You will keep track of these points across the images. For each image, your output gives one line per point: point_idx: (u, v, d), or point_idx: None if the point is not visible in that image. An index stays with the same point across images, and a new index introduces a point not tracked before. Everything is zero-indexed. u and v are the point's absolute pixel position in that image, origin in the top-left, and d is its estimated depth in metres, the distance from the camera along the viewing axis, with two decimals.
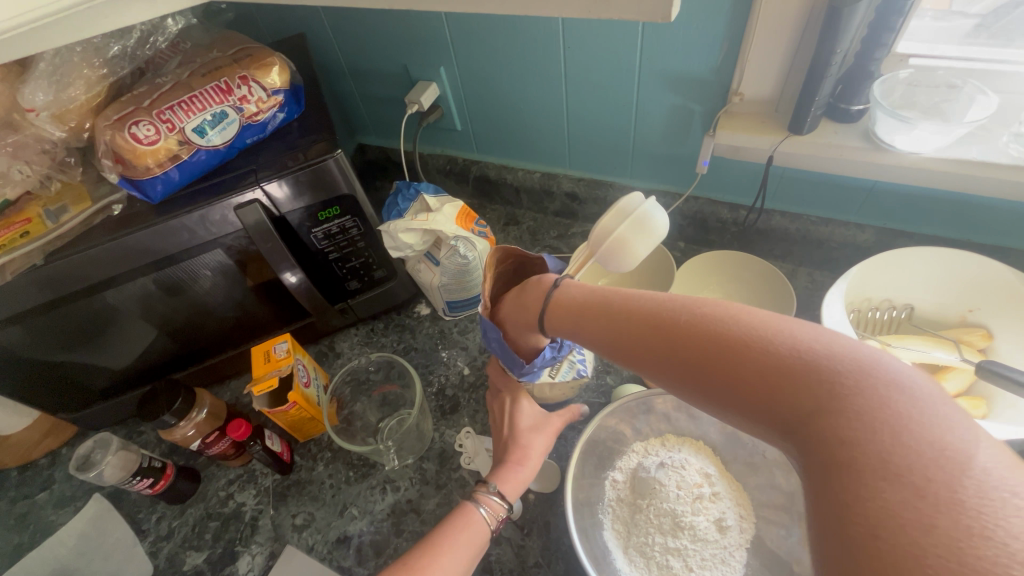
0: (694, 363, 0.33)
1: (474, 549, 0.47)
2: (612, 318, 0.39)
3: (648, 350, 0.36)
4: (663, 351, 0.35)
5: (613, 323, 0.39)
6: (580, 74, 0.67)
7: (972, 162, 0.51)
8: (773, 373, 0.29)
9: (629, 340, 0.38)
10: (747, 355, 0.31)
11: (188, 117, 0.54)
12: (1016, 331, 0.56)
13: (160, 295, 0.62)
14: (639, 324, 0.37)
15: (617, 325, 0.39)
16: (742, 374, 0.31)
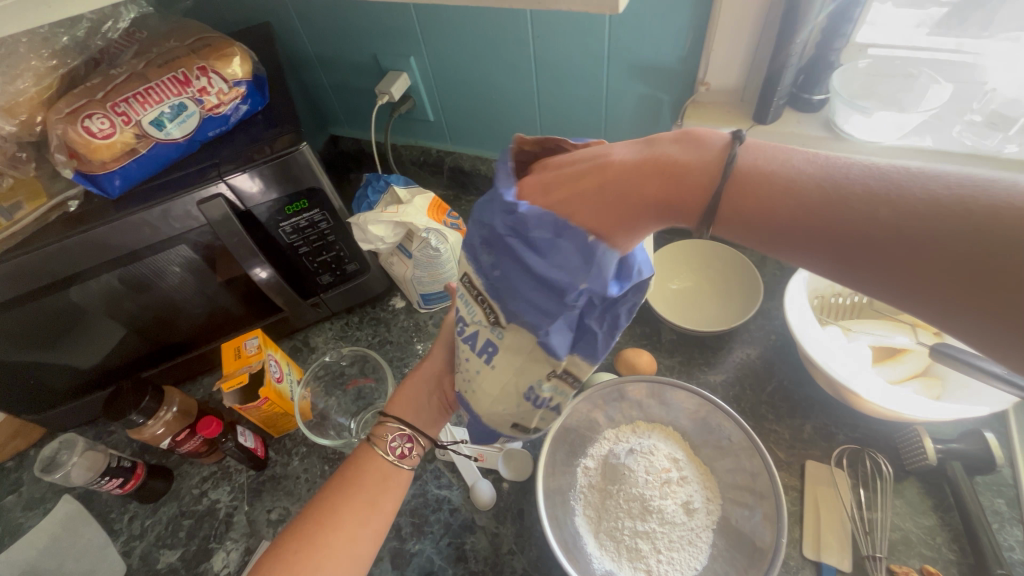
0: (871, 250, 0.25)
1: (388, 482, 0.50)
2: (785, 197, 0.27)
3: (818, 229, 0.26)
4: (855, 234, 0.25)
5: (774, 205, 0.27)
6: (550, 64, 0.67)
7: (926, 151, 0.52)
8: (983, 240, 0.23)
9: (805, 223, 0.27)
10: (972, 222, 0.23)
11: (144, 109, 0.53)
12: None
13: (124, 292, 0.61)
14: (819, 199, 0.26)
15: (787, 209, 0.27)
16: (968, 248, 0.23)
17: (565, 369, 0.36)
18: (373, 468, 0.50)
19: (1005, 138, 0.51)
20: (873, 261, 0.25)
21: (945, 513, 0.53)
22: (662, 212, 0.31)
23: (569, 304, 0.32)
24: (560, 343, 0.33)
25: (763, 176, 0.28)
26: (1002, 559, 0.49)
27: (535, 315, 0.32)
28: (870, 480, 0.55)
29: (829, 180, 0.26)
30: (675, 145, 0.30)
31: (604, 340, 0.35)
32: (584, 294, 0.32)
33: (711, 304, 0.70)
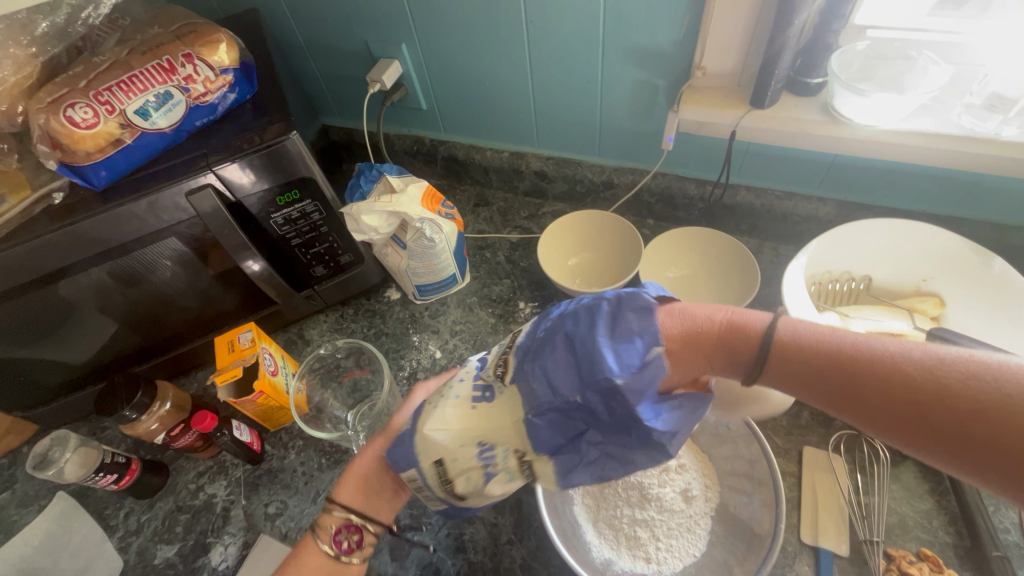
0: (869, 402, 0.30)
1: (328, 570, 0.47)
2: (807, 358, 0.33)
3: (841, 393, 0.31)
4: (857, 393, 0.31)
5: (808, 359, 0.33)
6: (544, 50, 0.66)
7: (926, 135, 0.52)
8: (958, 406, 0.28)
9: (825, 383, 0.32)
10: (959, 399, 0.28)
11: (129, 98, 0.52)
12: (967, 300, 0.58)
13: (114, 287, 0.60)
14: (848, 369, 0.31)
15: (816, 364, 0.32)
16: (965, 429, 0.28)
17: (523, 457, 0.37)
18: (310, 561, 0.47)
19: (1003, 119, 0.51)
20: (895, 424, 0.30)
21: (942, 496, 0.54)
22: (713, 364, 0.35)
23: (591, 407, 0.34)
24: (546, 441, 0.36)
25: (802, 345, 0.33)
26: (997, 540, 0.50)
27: (559, 401, 0.34)
28: (867, 465, 0.55)
29: (858, 351, 0.31)
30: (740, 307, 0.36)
31: (577, 471, 0.37)
32: (604, 417, 0.34)
33: (706, 292, 0.71)
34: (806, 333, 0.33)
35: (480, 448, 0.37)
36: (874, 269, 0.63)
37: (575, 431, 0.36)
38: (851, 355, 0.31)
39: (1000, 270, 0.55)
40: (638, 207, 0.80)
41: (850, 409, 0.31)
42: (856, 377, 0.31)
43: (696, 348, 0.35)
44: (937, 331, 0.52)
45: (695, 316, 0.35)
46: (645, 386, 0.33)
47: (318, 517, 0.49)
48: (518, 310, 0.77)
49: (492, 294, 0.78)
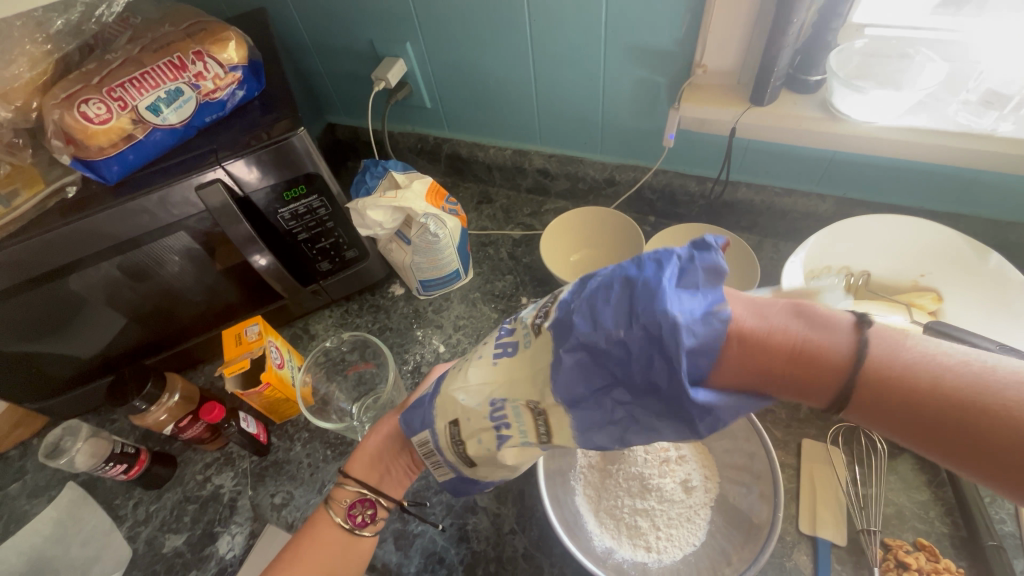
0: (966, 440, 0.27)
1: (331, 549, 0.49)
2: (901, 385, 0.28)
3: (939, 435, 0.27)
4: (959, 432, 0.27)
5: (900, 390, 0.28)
6: (546, 49, 0.67)
7: (923, 130, 0.52)
8: None
9: (921, 421, 0.28)
10: None
11: (140, 94, 0.53)
12: (963, 295, 0.59)
13: (124, 280, 0.61)
14: (948, 403, 0.27)
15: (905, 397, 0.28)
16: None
17: (536, 407, 0.35)
18: (328, 534, 0.49)
19: (999, 116, 0.52)
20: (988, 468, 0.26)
21: (938, 488, 0.54)
22: (805, 388, 0.30)
23: (633, 352, 0.31)
24: (567, 382, 0.33)
25: (894, 373, 0.28)
26: (993, 529, 0.50)
27: (599, 335, 0.31)
28: (864, 457, 0.56)
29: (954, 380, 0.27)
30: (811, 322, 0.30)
31: (598, 433, 0.34)
32: (641, 376, 0.31)
33: None
34: (911, 362, 0.28)
35: (490, 406, 0.37)
36: (871, 265, 0.64)
37: (604, 382, 0.33)
38: (962, 391, 0.27)
39: (996, 265, 0.56)
40: (639, 204, 0.81)
41: (948, 445, 0.27)
42: (960, 413, 0.27)
43: (796, 369, 0.30)
44: (936, 325, 0.53)
45: (776, 336, 0.30)
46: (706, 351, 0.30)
47: (335, 490, 0.51)
48: (520, 305, 0.77)
49: (494, 290, 0.79)
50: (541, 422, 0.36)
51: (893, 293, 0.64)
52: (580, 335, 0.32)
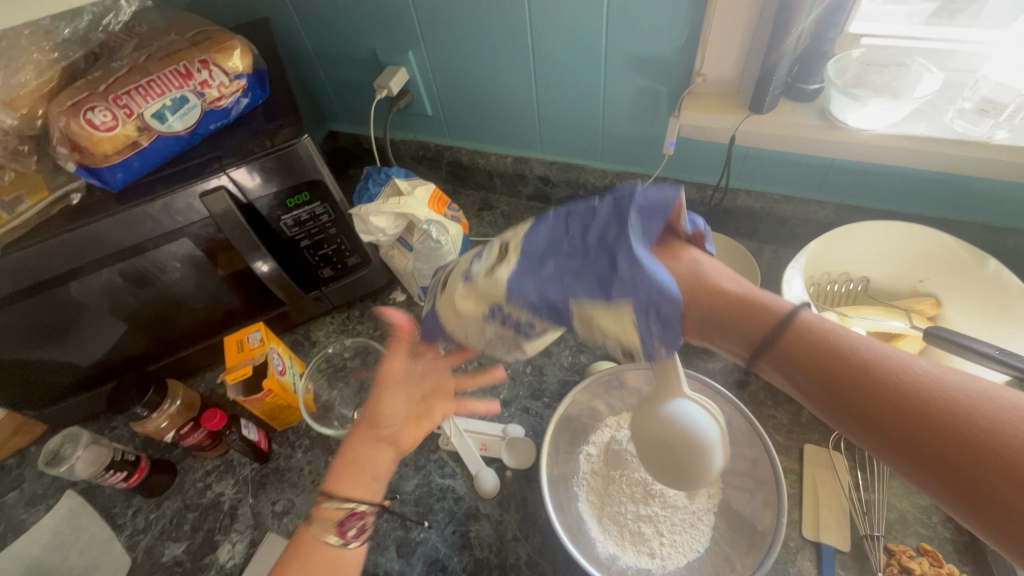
0: (853, 402, 0.33)
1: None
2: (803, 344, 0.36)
3: (831, 390, 0.34)
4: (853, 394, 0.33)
5: (805, 349, 0.36)
6: (547, 57, 0.68)
7: (918, 137, 0.53)
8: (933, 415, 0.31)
9: (846, 397, 0.34)
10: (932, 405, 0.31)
11: (146, 101, 0.53)
12: (961, 302, 0.59)
13: (126, 287, 0.61)
14: (832, 363, 0.34)
15: (813, 356, 0.35)
16: (973, 460, 0.29)
17: (505, 242, 0.41)
18: (324, 556, 0.46)
19: (995, 124, 0.51)
20: (875, 427, 0.33)
21: None
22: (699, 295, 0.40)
23: (598, 215, 0.38)
24: (535, 233, 0.40)
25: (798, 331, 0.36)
26: None
27: (580, 202, 0.40)
28: (866, 462, 0.56)
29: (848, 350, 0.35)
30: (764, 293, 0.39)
31: (525, 280, 0.38)
32: (592, 236, 0.38)
33: None
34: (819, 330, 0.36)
35: (474, 250, 0.43)
36: (870, 271, 0.64)
37: (555, 244, 0.39)
38: (849, 354, 0.34)
39: (994, 268, 0.55)
40: None
41: (862, 421, 0.33)
42: (844, 372, 0.34)
43: (728, 292, 0.39)
44: (940, 333, 0.53)
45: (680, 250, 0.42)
46: (652, 225, 0.39)
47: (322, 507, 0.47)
48: None
49: None
50: (495, 255, 0.41)
51: (892, 298, 0.65)
52: (572, 208, 0.40)
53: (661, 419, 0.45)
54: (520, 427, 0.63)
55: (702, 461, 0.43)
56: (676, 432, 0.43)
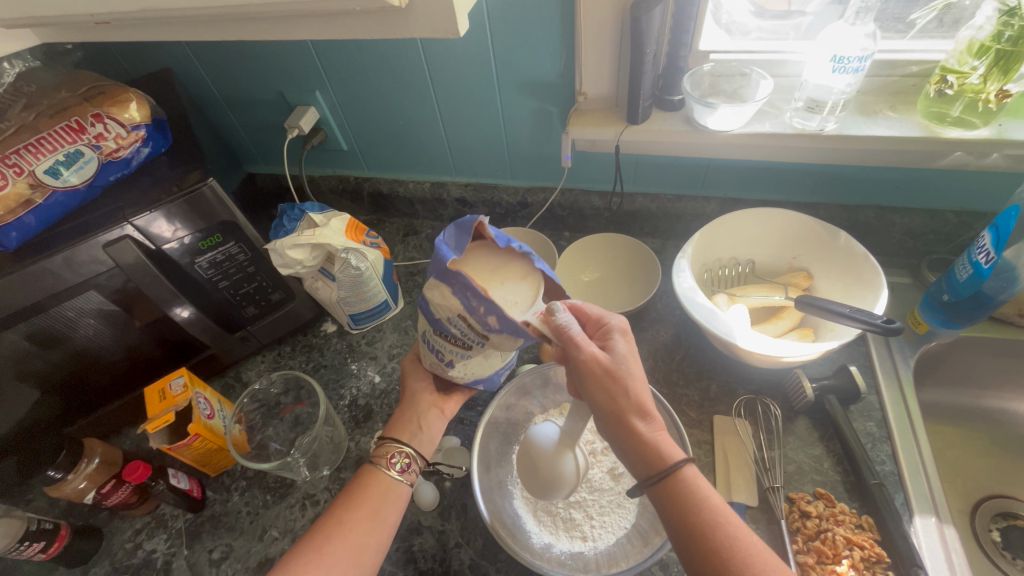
0: (699, 558, 0.41)
1: (371, 516, 0.52)
2: (681, 500, 0.43)
3: (688, 540, 0.42)
4: (701, 553, 0.41)
5: (684, 505, 0.43)
6: (446, 89, 0.73)
7: (765, 134, 0.61)
8: None
9: (694, 549, 0.41)
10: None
11: (37, 159, 0.53)
12: (826, 273, 0.67)
13: (33, 349, 0.59)
14: (696, 521, 0.42)
15: (687, 512, 0.42)
16: None
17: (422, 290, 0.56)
18: (377, 490, 0.54)
19: (823, 118, 0.60)
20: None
21: (829, 442, 0.61)
22: (631, 441, 0.46)
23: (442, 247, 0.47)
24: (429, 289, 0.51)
25: (682, 489, 0.43)
26: (874, 471, 0.57)
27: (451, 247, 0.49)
28: (766, 423, 0.62)
29: (712, 516, 0.42)
30: (664, 436, 0.46)
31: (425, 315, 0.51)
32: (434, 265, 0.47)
33: (620, 290, 0.78)
34: (697, 492, 0.43)
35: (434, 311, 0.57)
36: (753, 254, 0.72)
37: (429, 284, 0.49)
38: (709, 517, 0.42)
39: (845, 240, 0.64)
40: (554, 222, 0.87)
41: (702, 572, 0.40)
42: (701, 530, 0.41)
43: (669, 476, 0.44)
44: (816, 303, 0.59)
45: (643, 391, 0.47)
46: (462, 240, 0.46)
47: (378, 450, 0.57)
48: None
49: None
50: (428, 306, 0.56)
51: (775, 276, 0.73)
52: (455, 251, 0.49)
53: (552, 450, 0.55)
54: (455, 438, 0.66)
55: (552, 495, 0.56)
56: (548, 464, 0.55)
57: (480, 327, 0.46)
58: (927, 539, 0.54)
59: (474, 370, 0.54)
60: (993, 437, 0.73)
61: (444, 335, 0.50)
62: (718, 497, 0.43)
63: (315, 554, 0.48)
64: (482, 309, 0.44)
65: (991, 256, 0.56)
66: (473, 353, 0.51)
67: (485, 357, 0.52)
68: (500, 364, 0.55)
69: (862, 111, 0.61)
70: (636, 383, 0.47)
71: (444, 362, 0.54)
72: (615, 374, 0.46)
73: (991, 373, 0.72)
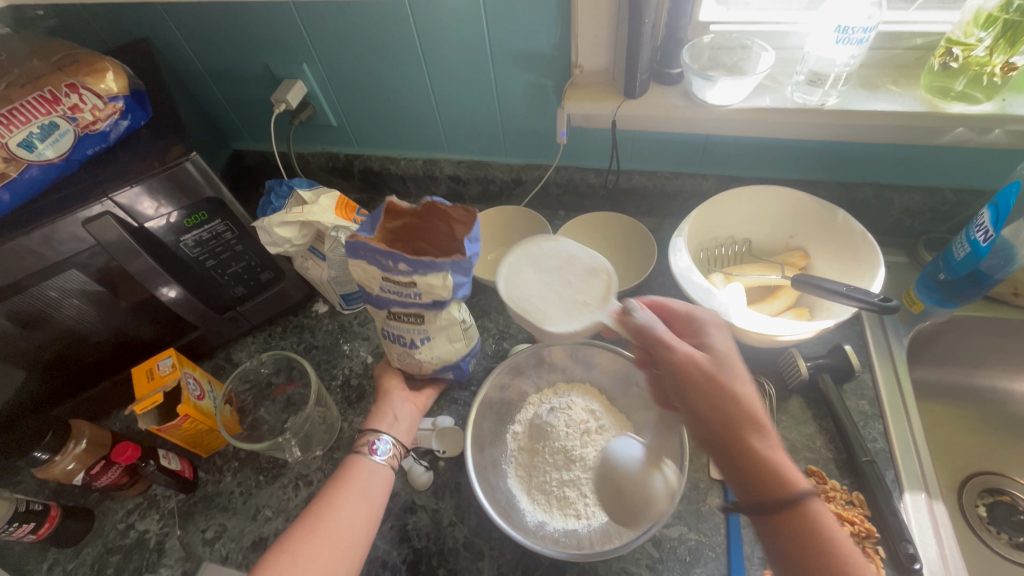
0: None
1: (359, 494, 0.53)
2: (801, 530, 0.40)
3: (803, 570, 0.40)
4: None
5: (806, 534, 0.40)
6: (438, 61, 0.70)
7: (765, 108, 0.60)
8: None
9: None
10: None
11: (10, 130, 0.51)
12: (823, 252, 0.67)
13: (15, 329, 0.58)
14: (817, 553, 0.40)
15: (807, 544, 0.40)
16: None
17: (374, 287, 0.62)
18: (365, 473, 0.54)
19: (824, 93, 0.59)
20: None
21: (822, 420, 0.61)
22: (740, 457, 0.43)
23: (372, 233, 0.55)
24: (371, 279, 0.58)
25: (803, 518, 0.41)
26: (866, 448, 0.57)
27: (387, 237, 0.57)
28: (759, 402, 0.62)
29: (836, 553, 0.39)
30: (782, 456, 0.44)
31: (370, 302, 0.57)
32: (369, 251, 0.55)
33: (616, 269, 0.77)
34: (820, 524, 0.40)
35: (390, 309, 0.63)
36: (750, 233, 0.71)
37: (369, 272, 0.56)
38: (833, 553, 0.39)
39: (842, 218, 0.63)
40: (549, 200, 0.86)
41: None
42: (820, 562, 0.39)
43: (789, 502, 0.41)
44: (811, 282, 0.58)
45: (747, 390, 0.46)
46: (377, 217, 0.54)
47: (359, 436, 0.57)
48: None
49: None
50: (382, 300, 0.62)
51: (771, 255, 0.72)
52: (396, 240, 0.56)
53: (637, 470, 0.51)
54: (449, 417, 0.65)
55: (640, 520, 0.51)
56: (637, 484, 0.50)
57: (400, 281, 0.51)
58: (916, 514, 0.54)
59: (437, 349, 0.59)
60: (984, 415, 0.73)
61: (395, 315, 0.56)
62: (844, 533, 0.41)
63: (310, 538, 0.48)
64: (389, 260, 0.50)
65: (989, 233, 0.56)
66: (427, 323, 0.56)
67: (444, 330, 0.58)
68: (463, 348, 0.62)
69: (864, 84, 0.60)
70: (745, 394, 0.45)
71: (409, 347, 0.59)
72: (715, 373, 0.46)
73: (983, 352, 0.72)
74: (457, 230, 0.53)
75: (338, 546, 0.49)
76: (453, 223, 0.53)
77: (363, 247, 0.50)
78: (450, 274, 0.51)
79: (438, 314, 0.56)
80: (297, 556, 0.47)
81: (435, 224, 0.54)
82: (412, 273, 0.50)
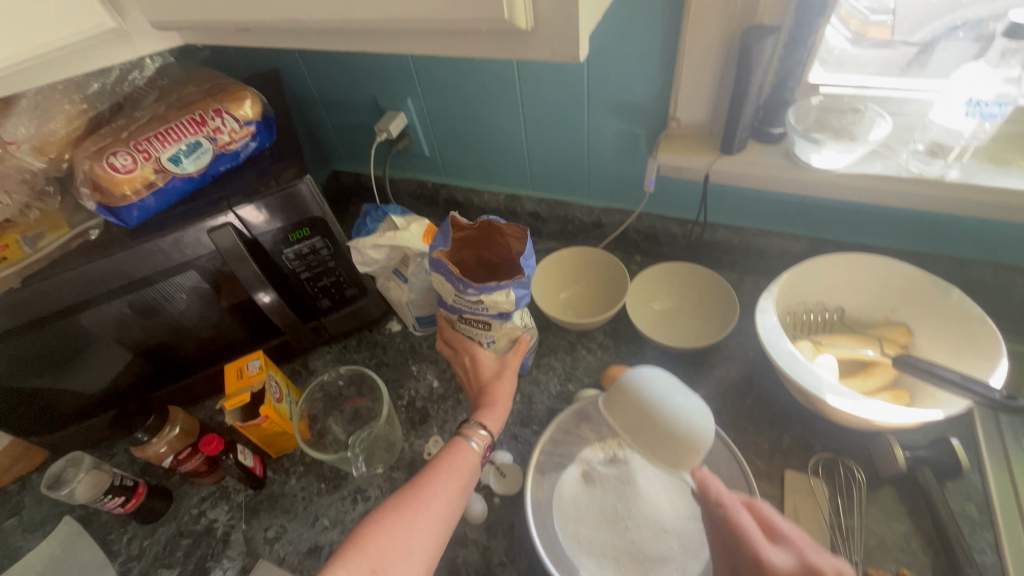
0: None
1: (464, 475, 0.55)
2: None
3: None
4: None
5: None
6: (534, 105, 0.73)
7: (873, 175, 0.57)
8: None
9: None
10: None
11: (163, 147, 0.58)
12: (929, 330, 0.62)
13: (135, 317, 0.64)
14: None
15: None
16: None
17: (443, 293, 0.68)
18: (465, 457, 0.56)
19: (945, 164, 0.56)
20: None
21: (918, 518, 0.56)
22: None
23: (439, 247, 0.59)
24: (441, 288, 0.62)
25: None
26: (973, 561, 0.51)
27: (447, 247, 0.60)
28: (845, 487, 0.57)
29: None
30: None
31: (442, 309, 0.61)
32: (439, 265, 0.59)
33: (690, 322, 0.75)
34: None
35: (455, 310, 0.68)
36: (844, 301, 0.67)
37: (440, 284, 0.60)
38: None
39: (957, 298, 0.58)
40: (626, 246, 0.86)
41: None
42: None
43: None
44: (914, 363, 0.54)
45: None
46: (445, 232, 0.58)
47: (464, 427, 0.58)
48: None
49: None
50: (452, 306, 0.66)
51: (866, 327, 0.67)
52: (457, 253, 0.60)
53: None
54: (508, 454, 0.65)
55: None
56: None
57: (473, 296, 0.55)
58: None
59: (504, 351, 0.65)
60: None
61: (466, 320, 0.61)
62: None
63: (417, 511, 0.50)
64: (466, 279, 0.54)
65: None
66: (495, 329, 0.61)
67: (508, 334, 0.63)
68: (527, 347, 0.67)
69: (992, 159, 0.56)
70: None
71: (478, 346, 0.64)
72: None
73: None
74: (513, 244, 0.59)
75: (434, 523, 0.51)
76: (510, 237, 0.59)
77: (442, 267, 0.55)
78: (512, 290, 0.55)
79: (503, 325, 0.60)
80: (409, 522, 0.49)
81: (493, 237, 0.60)
82: (480, 292, 0.55)
